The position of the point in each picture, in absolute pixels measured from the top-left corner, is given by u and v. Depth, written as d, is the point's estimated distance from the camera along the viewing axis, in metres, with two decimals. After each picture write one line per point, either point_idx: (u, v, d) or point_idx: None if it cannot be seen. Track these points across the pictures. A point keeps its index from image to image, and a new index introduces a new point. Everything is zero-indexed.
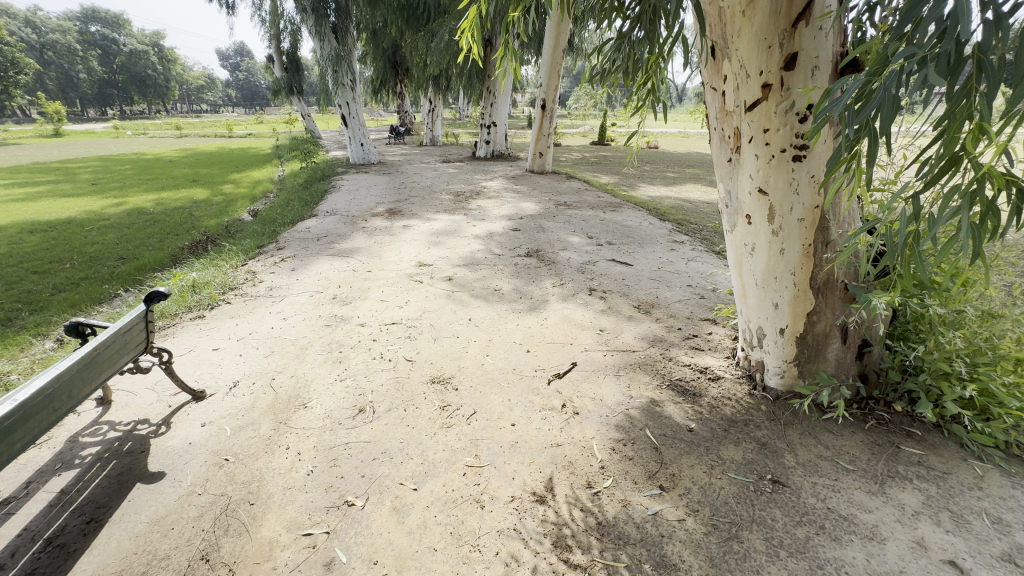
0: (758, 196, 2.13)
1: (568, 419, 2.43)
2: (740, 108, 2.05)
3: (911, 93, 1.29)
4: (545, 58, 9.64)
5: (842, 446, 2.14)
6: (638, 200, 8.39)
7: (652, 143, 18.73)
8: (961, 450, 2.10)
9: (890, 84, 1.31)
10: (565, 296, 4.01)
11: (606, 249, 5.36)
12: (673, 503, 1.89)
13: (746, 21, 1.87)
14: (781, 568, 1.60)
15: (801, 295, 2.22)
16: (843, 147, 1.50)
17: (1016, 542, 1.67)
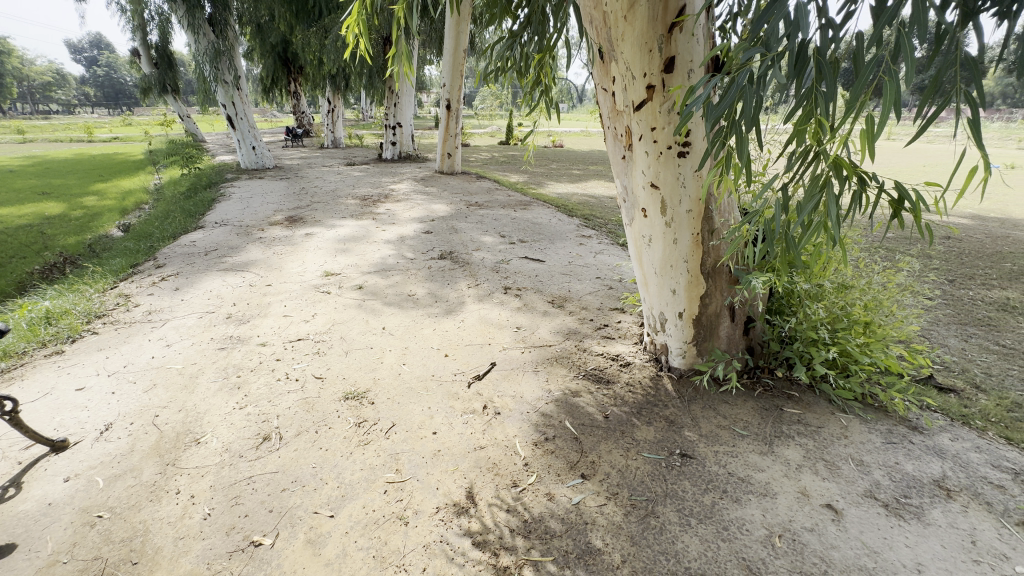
0: (651, 191, 2.27)
1: (489, 420, 2.42)
2: (629, 109, 2.16)
3: (768, 90, 1.45)
4: (447, 58, 9.55)
5: (737, 414, 2.36)
6: (547, 198, 8.63)
7: (557, 143, 19.39)
8: (830, 405, 2.42)
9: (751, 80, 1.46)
10: (481, 296, 3.99)
11: (519, 247, 5.45)
12: (595, 490, 1.95)
13: (628, 26, 1.98)
14: (693, 536, 1.72)
15: (694, 281, 2.41)
16: (716, 139, 1.65)
17: (874, 479, 1.96)
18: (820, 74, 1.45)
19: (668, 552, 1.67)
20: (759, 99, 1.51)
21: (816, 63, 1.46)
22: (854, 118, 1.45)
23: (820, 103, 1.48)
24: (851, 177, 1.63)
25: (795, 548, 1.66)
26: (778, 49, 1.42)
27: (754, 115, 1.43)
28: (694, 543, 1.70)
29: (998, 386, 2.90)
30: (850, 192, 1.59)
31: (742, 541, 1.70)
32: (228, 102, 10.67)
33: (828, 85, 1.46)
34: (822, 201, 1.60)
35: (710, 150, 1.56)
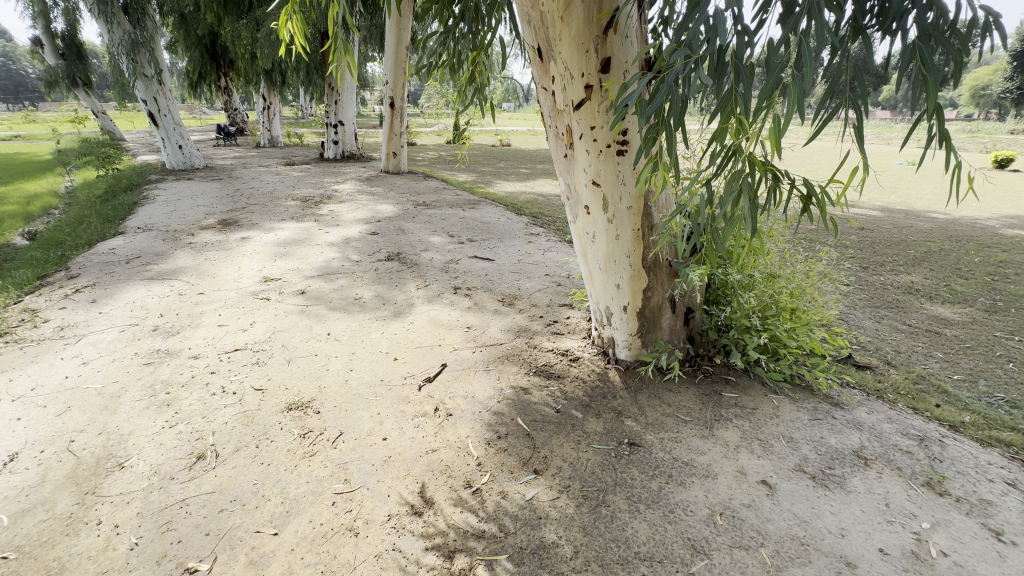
0: (593, 188, 2.32)
1: (441, 422, 2.39)
2: (569, 108, 2.20)
3: (693, 90, 1.53)
4: (388, 55, 9.29)
5: (680, 401, 2.47)
6: (495, 197, 8.64)
7: (505, 142, 19.44)
8: (763, 387, 2.59)
9: (675, 81, 1.53)
10: (430, 298, 3.94)
11: (468, 247, 5.42)
12: (548, 485, 1.98)
13: (565, 26, 2.02)
14: (642, 521, 1.78)
15: (637, 275, 2.49)
16: (647, 138, 1.72)
17: (803, 454, 2.12)
18: (736, 78, 1.55)
19: (619, 539, 1.72)
20: (684, 99, 1.59)
21: (734, 67, 1.55)
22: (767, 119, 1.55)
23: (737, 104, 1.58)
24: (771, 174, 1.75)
25: (735, 524, 1.76)
26: (700, 52, 1.49)
27: (679, 114, 1.51)
28: (643, 528, 1.76)
29: (906, 362, 3.22)
30: (771, 187, 1.71)
31: (687, 522, 1.78)
32: (149, 97, 9.84)
33: (744, 87, 1.56)
34: (744, 196, 1.72)
35: (642, 146, 1.62)
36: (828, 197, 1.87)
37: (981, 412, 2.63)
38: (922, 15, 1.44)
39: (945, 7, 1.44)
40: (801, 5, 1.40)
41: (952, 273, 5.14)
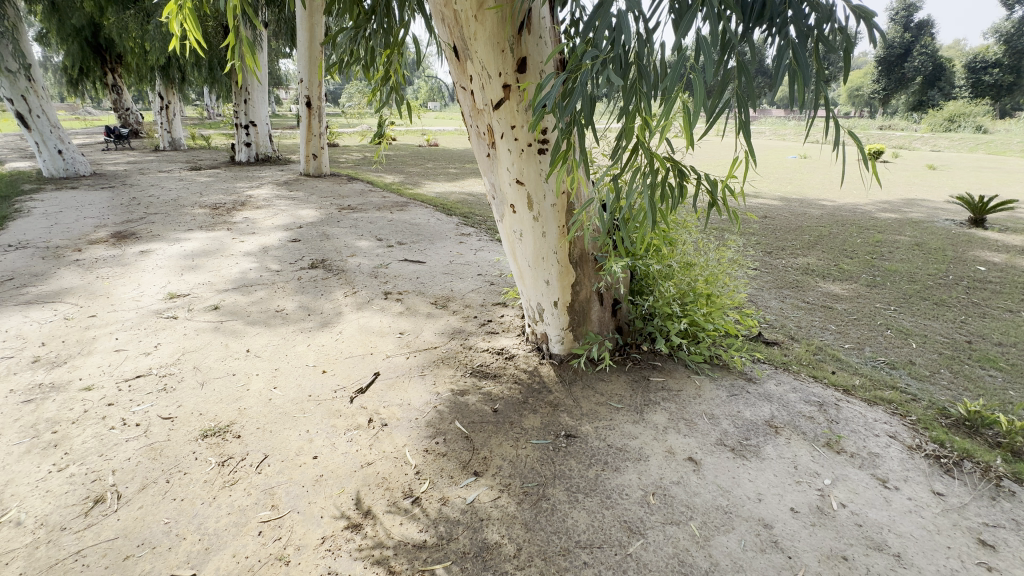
0: (517, 186, 2.33)
1: (376, 433, 2.31)
2: (489, 107, 2.19)
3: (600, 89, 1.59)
4: (301, 52, 8.73)
5: (612, 390, 2.57)
6: (424, 198, 8.50)
7: (432, 142, 19.17)
8: (686, 369, 2.77)
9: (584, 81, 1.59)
10: (359, 305, 3.78)
11: (398, 250, 5.28)
12: (488, 486, 1.97)
13: (480, 25, 2.01)
14: (581, 510, 1.83)
15: (564, 270, 2.55)
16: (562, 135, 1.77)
17: (722, 428, 2.28)
18: (640, 76, 1.64)
19: (560, 531, 1.75)
20: (594, 97, 1.65)
21: (637, 66, 1.64)
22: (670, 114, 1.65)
23: (641, 101, 1.67)
24: (676, 169, 1.87)
25: (667, 502, 1.86)
26: (606, 51, 1.56)
27: (588, 111, 1.57)
28: (582, 517, 1.80)
29: (806, 335, 3.58)
30: (675, 182, 1.84)
31: (623, 505, 1.85)
32: (16, 96, 8.61)
33: (647, 86, 1.65)
34: (653, 191, 1.82)
35: (556, 141, 1.67)
36: (728, 190, 2.03)
37: (867, 375, 2.99)
38: (799, 18, 1.59)
39: (820, 13, 1.60)
40: (696, 10, 1.49)
41: (840, 254, 5.78)
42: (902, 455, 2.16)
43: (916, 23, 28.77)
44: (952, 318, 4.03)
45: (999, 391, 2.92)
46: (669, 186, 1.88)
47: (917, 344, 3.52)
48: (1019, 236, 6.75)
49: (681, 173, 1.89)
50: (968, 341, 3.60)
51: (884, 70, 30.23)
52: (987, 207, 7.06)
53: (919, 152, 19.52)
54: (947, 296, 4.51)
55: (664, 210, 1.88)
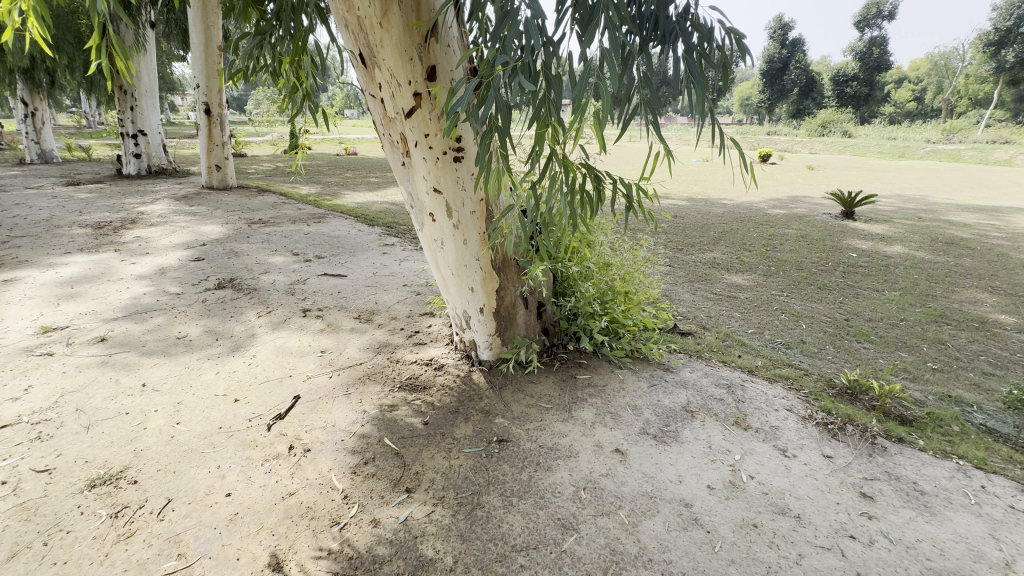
0: (435, 195, 2.31)
1: (298, 460, 2.16)
2: (400, 115, 2.16)
3: (511, 96, 1.62)
4: (196, 54, 8.06)
5: (542, 391, 2.62)
6: (344, 208, 8.17)
7: (350, 150, 18.48)
8: (610, 365, 2.90)
9: (492, 88, 1.60)
10: (275, 325, 3.54)
11: (316, 264, 5.02)
12: (421, 501, 1.92)
13: (385, 32, 1.97)
14: (516, 513, 1.84)
15: (488, 277, 2.56)
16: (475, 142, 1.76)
17: (644, 417, 2.41)
18: (549, 84, 1.69)
19: (495, 537, 1.74)
20: (504, 104, 1.67)
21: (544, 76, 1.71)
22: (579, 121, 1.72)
23: (551, 108, 1.72)
24: (588, 173, 1.95)
25: (597, 495, 1.92)
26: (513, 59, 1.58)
27: (500, 117, 1.59)
28: (517, 520, 1.81)
29: (716, 324, 3.89)
30: (586, 186, 1.92)
31: (556, 503, 1.89)
32: None
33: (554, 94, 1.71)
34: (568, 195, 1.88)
35: (471, 147, 1.67)
36: (637, 193, 2.15)
37: (767, 355, 3.31)
38: (688, 34, 1.74)
39: (704, 30, 1.77)
40: (596, 22, 1.57)
41: (740, 248, 6.35)
42: (797, 425, 2.41)
43: (791, 40, 32.39)
44: (832, 299, 4.59)
45: (872, 361, 3.37)
46: (581, 189, 1.95)
47: (806, 324, 3.96)
48: (880, 226, 7.83)
49: (592, 177, 1.97)
50: (846, 319, 4.11)
51: (767, 82, 33.77)
52: (854, 202, 8.11)
53: (800, 154, 22.02)
54: (828, 280, 5.13)
55: (580, 213, 1.95)
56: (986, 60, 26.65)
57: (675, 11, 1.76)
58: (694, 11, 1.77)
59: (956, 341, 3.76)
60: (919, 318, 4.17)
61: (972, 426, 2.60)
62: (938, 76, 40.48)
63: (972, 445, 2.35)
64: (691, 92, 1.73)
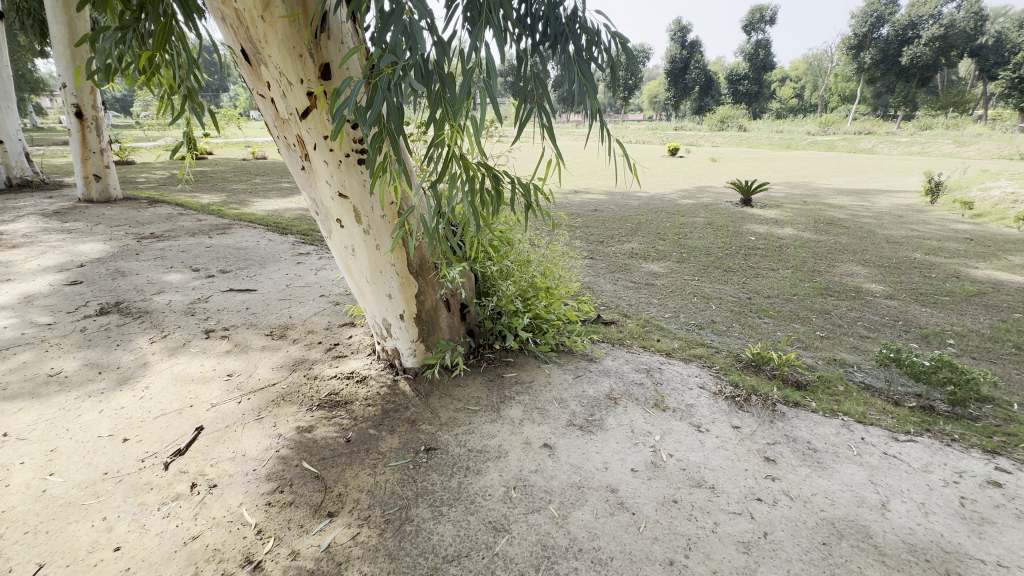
0: (340, 200, 2.19)
1: (202, 499, 1.95)
2: (294, 117, 2.01)
3: (403, 97, 1.57)
4: (57, 49, 7.04)
5: (469, 394, 2.59)
6: (252, 217, 7.58)
7: (258, 153, 17.22)
8: (537, 360, 2.94)
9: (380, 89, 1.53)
10: (172, 350, 3.19)
11: (221, 280, 4.61)
12: (345, 524, 1.81)
13: (269, 27, 1.81)
14: (446, 523, 1.80)
15: (406, 282, 2.47)
16: (370, 146, 1.69)
17: (571, 409, 2.46)
18: (443, 84, 1.67)
19: (426, 551, 1.69)
20: (398, 107, 1.62)
21: (436, 76, 1.68)
22: (474, 120, 1.71)
23: (446, 109, 1.70)
24: (483, 173, 1.96)
25: (527, 492, 1.93)
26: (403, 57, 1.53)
27: (389, 118, 1.53)
28: (448, 529, 1.77)
29: (636, 311, 4.08)
30: (482, 185, 1.93)
31: (487, 506, 1.87)
32: None
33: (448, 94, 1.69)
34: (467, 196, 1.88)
35: (363, 148, 1.59)
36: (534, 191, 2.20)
37: (682, 337, 3.52)
38: (576, 36, 1.79)
39: (591, 32, 1.83)
40: (485, 21, 1.56)
41: (655, 238, 6.72)
42: (710, 401, 2.58)
43: (689, 42, 34.80)
44: (737, 280, 4.98)
45: (771, 334, 3.70)
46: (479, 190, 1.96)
47: (715, 305, 4.27)
48: (773, 211, 8.65)
49: (487, 176, 1.98)
50: (749, 298, 4.48)
51: (671, 82, 36.10)
52: (751, 189, 8.89)
53: (704, 148, 23.72)
54: (732, 263, 5.57)
55: (479, 213, 1.95)
56: (849, 61, 30.42)
57: (563, 13, 1.80)
58: (582, 14, 1.81)
59: (838, 310, 4.24)
60: (808, 292, 4.66)
61: (854, 383, 2.94)
62: (814, 75, 45.46)
63: (854, 401, 2.66)
64: (582, 92, 1.78)
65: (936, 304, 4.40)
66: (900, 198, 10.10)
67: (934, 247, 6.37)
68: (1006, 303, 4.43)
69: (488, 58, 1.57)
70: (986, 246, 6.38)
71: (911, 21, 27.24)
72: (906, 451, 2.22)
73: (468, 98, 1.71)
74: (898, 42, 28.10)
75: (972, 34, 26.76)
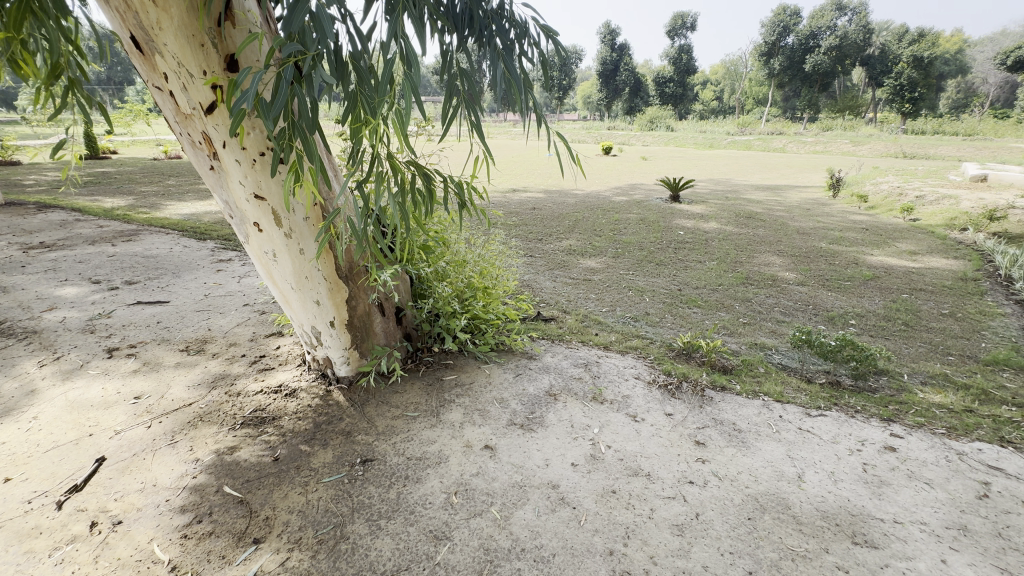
0: (257, 202, 2.04)
1: (103, 539, 1.74)
2: (198, 112, 1.84)
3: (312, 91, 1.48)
4: None
5: (407, 400, 2.51)
6: (164, 222, 6.93)
7: (171, 152, 15.83)
8: (476, 361, 2.91)
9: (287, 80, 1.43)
10: (67, 373, 2.84)
11: (128, 292, 4.17)
12: (273, 550, 1.69)
13: (163, 12, 1.64)
14: (384, 538, 1.72)
15: (334, 287, 2.35)
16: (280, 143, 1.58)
17: (511, 408, 2.46)
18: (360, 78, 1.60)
19: (362, 568, 1.61)
20: (309, 101, 1.53)
21: (354, 68, 1.60)
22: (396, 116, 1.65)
23: (365, 104, 1.63)
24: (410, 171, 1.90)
25: (468, 497, 1.90)
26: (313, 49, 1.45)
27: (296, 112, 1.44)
28: (386, 543, 1.70)
29: (575, 307, 4.16)
30: (408, 184, 1.87)
31: (427, 515, 1.82)
32: None
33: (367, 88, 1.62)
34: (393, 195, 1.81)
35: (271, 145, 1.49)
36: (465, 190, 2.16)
37: (619, 330, 3.64)
38: (502, 30, 1.77)
39: (517, 27, 1.82)
40: (404, 12, 1.51)
41: (592, 234, 6.90)
42: (644, 391, 2.67)
43: (618, 45, 36.10)
44: (668, 273, 5.22)
45: (700, 323, 3.92)
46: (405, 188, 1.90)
47: (648, 298, 4.45)
48: (699, 206, 9.18)
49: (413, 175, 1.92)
50: (679, 289, 4.72)
51: (602, 83, 37.32)
52: (678, 186, 9.37)
53: (636, 147, 24.67)
54: (663, 257, 5.83)
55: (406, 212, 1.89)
56: (761, 67, 32.89)
57: (488, 7, 1.78)
58: (507, 9, 1.80)
59: (758, 298, 4.56)
60: (731, 282, 4.97)
61: (773, 365, 3.17)
62: (731, 80, 48.78)
63: (773, 381, 2.86)
64: (509, 88, 1.77)
65: (840, 289, 4.86)
66: (808, 193, 11.06)
67: (836, 236, 7.02)
68: (895, 285, 4.98)
69: (409, 50, 1.52)
70: (878, 235, 7.13)
71: (812, 31, 30.02)
72: (817, 425, 2.42)
73: (389, 93, 1.65)
74: (802, 50, 30.81)
75: (861, 45, 29.83)
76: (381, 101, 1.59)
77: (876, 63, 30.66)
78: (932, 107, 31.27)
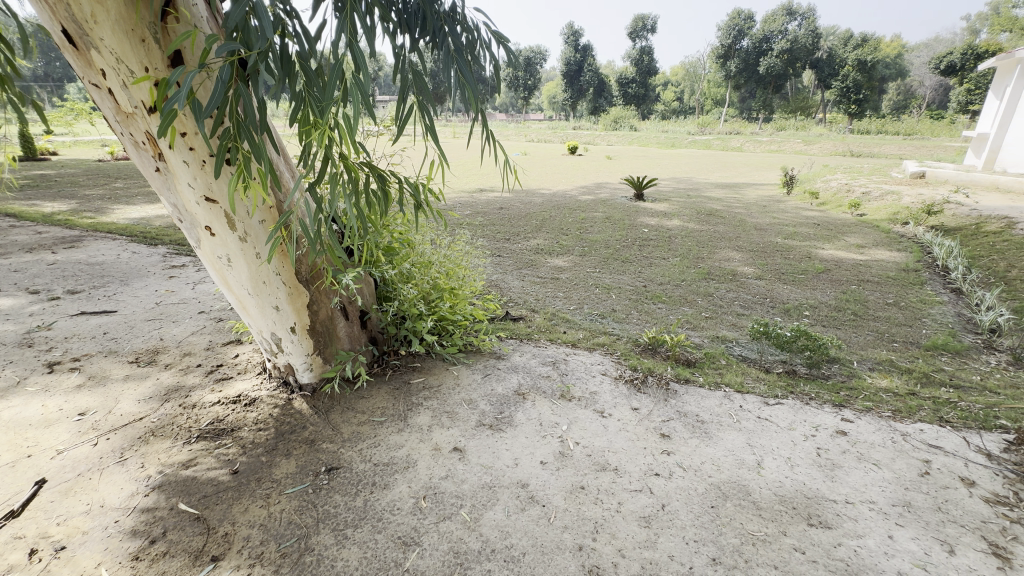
0: (208, 205, 1.95)
1: (44, 567, 1.62)
2: (140, 110, 1.75)
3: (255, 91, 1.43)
4: None
5: (374, 405, 2.47)
6: (110, 226, 6.56)
7: (117, 153, 14.99)
8: (444, 363, 2.88)
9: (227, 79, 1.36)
10: (2, 391, 2.64)
11: (70, 302, 3.92)
12: (233, 567, 1.62)
13: (97, 4, 1.55)
14: (351, 547, 1.68)
15: (294, 292, 2.27)
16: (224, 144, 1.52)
17: (480, 409, 2.45)
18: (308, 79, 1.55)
19: None
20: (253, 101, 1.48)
21: (302, 69, 1.56)
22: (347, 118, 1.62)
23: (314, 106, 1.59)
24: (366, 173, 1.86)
25: (437, 500, 1.88)
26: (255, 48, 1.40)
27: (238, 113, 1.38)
28: (353, 553, 1.66)
29: (543, 305, 4.19)
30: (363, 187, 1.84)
31: (395, 521, 1.79)
32: None
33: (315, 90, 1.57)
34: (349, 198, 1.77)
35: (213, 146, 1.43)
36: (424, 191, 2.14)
37: (586, 327, 3.69)
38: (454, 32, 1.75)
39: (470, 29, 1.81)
40: (352, 12, 1.47)
41: (559, 233, 6.96)
42: (612, 386, 2.72)
43: (582, 45, 36.56)
44: (633, 270, 5.32)
45: (664, 318, 4.01)
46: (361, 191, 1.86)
47: (615, 295, 4.52)
48: (662, 204, 9.40)
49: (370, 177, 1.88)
50: (644, 286, 4.82)
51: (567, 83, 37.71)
52: (642, 184, 9.57)
53: (601, 146, 25.03)
54: (628, 254, 5.94)
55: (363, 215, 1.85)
56: (718, 69, 34.00)
57: (440, 9, 1.76)
58: (460, 11, 1.79)
59: (719, 292, 4.71)
60: (694, 278, 5.11)
61: (733, 357, 3.29)
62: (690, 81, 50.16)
63: (734, 372, 2.97)
64: (463, 90, 1.76)
65: (795, 281, 5.08)
66: (764, 190, 11.50)
67: (791, 232, 7.34)
68: (845, 277, 5.24)
69: (358, 52, 1.48)
70: (829, 229, 7.48)
71: (764, 35, 31.23)
72: (775, 413, 2.52)
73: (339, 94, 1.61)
74: (756, 53, 32.02)
75: (811, 49, 31.24)
76: (330, 103, 1.55)
77: (825, 67, 32.20)
78: (876, 109, 33.08)
